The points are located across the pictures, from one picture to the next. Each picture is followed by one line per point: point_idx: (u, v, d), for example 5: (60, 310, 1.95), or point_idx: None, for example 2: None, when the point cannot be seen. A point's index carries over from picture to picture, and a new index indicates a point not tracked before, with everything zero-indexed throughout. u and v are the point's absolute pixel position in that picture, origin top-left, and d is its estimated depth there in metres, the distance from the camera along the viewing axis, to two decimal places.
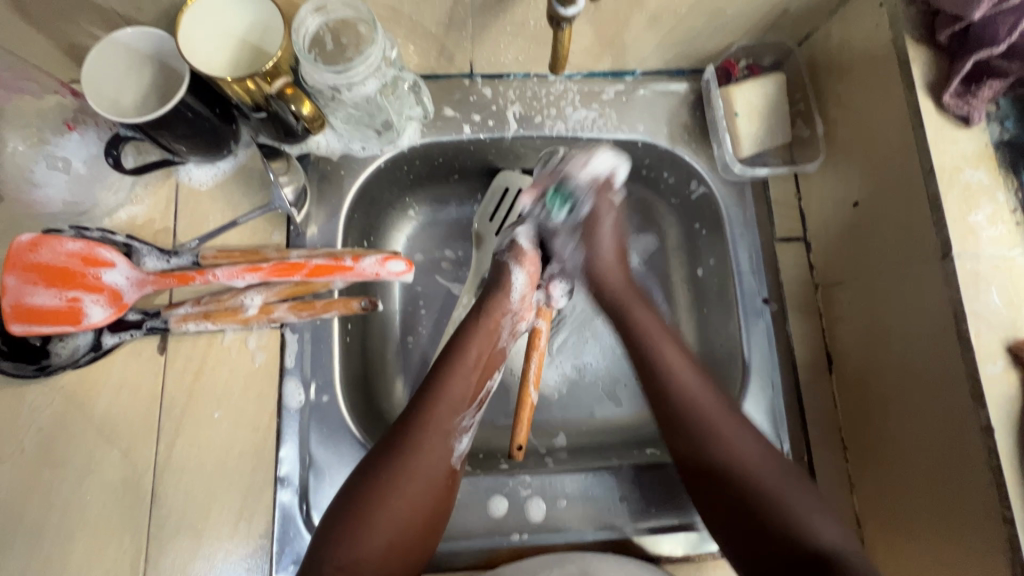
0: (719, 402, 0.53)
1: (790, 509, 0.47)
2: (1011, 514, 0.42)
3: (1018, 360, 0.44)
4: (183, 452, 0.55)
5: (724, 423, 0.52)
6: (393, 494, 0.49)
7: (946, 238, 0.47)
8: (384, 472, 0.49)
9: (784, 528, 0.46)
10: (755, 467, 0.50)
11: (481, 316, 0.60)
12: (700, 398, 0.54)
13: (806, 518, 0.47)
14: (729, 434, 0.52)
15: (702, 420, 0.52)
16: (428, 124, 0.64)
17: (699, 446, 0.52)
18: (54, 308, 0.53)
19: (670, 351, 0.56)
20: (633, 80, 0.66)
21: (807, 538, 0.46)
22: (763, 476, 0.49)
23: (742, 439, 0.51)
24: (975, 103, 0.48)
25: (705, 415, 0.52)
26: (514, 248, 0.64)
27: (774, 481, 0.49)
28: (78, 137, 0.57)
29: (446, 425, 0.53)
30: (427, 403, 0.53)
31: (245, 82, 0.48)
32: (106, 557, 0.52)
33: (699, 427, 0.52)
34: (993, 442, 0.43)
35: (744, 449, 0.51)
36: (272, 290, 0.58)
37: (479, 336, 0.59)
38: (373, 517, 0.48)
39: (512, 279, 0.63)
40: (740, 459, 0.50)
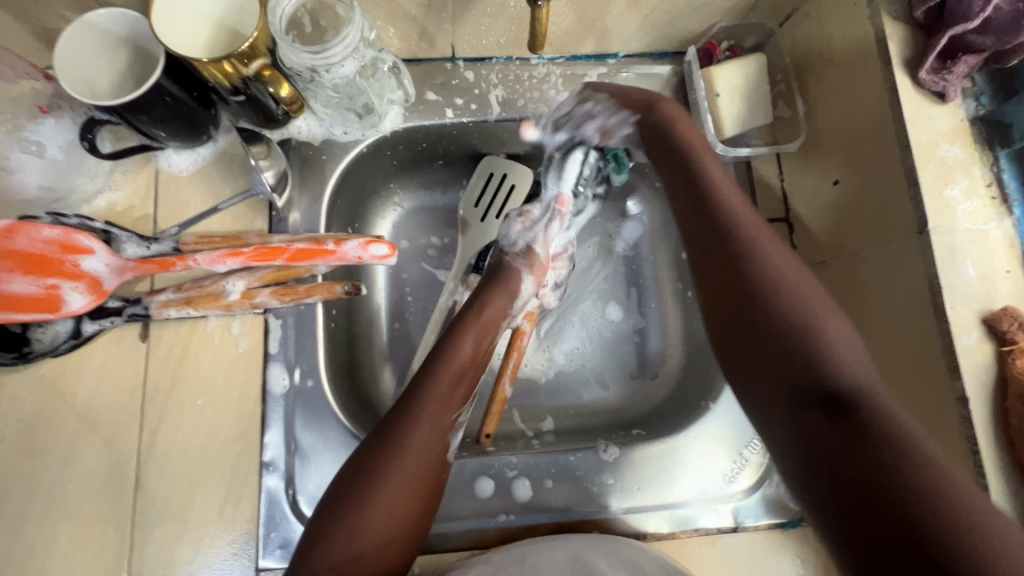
0: (773, 237, 0.49)
1: (822, 346, 0.42)
2: (986, 483, 0.43)
3: (993, 332, 0.44)
4: (168, 438, 0.55)
5: (767, 242, 0.48)
6: (392, 489, 0.48)
7: (923, 212, 0.47)
8: (375, 467, 0.49)
9: (802, 368, 0.42)
10: (801, 291, 0.45)
11: (479, 311, 0.60)
12: (743, 218, 0.49)
13: (837, 359, 0.42)
14: (772, 254, 0.47)
15: (748, 251, 0.48)
16: (410, 107, 0.64)
17: (731, 250, 0.48)
18: (32, 295, 0.52)
19: (726, 180, 0.52)
20: (616, 62, 0.67)
21: (830, 372, 0.41)
22: (806, 321, 0.44)
23: (784, 262, 0.47)
24: (951, 79, 0.48)
25: (747, 236, 0.49)
26: (528, 254, 0.64)
27: (809, 299, 0.45)
28: (53, 122, 0.56)
29: (443, 417, 0.53)
30: (420, 397, 0.53)
31: (221, 64, 0.47)
32: (90, 544, 0.52)
33: (741, 245, 0.48)
34: (967, 412, 0.44)
35: (779, 268, 0.47)
36: (253, 275, 0.57)
37: (477, 331, 0.59)
38: (371, 513, 0.47)
39: (521, 285, 0.63)
40: (773, 280, 0.46)
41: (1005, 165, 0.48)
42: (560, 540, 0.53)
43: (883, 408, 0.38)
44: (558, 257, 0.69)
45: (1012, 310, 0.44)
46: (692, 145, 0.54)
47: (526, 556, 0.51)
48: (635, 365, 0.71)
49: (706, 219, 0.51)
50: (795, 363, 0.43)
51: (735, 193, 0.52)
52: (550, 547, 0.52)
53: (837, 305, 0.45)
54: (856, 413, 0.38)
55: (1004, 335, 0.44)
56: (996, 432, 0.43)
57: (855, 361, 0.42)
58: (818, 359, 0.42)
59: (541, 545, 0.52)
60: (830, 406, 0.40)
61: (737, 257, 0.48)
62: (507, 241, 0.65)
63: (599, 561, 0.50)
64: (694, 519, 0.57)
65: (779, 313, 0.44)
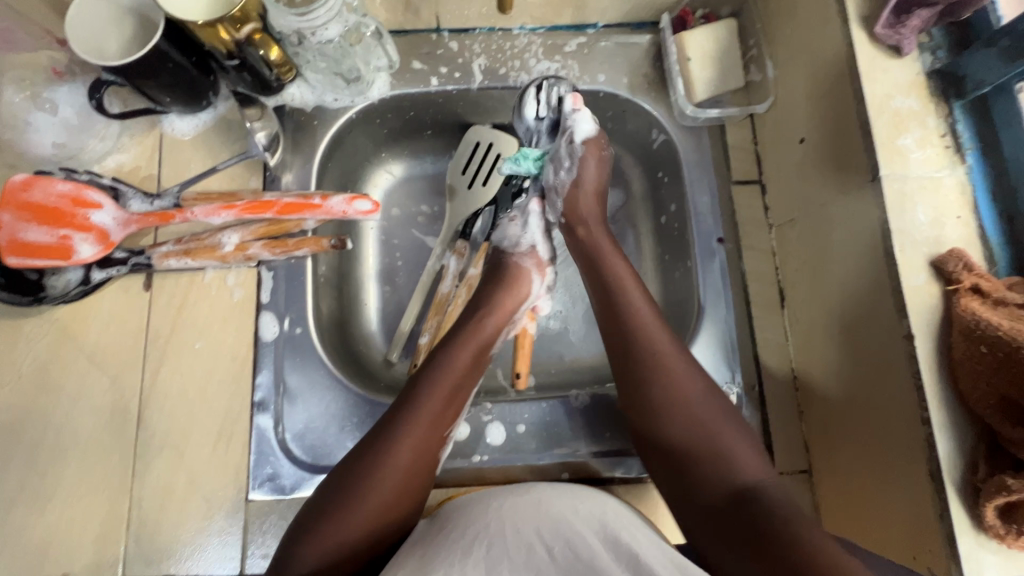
0: (677, 349, 0.54)
1: (723, 443, 0.50)
2: (928, 415, 0.44)
3: (940, 273, 0.46)
4: (168, 379, 0.59)
5: (675, 365, 0.53)
6: (383, 489, 0.49)
7: (876, 160, 0.49)
8: (370, 469, 0.49)
9: (719, 476, 0.49)
10: (699, 413, 0.52)
11: (481, 315, 0.60)
12: (665, 354, 0.54)
13: (734, 453, 0.50)
14: (677, 371, 0.53)
15: (654, 362, 0.54)
16: (396, 75, 0.67)
17: (641, 372, 0.54)
18: (46, 243, 0.57)
19: (647, 317, 0.56)
20: (595, 32, 0.69)
21: (734, 471, 0.49)
22: (716, 436, 0.50)
23: (688, 378, 0.53)
24: (905, 32, 0.50)
25: (651, 347, 0.54)
26: (534, 255, 0.65)
27: (708, 417, 0.51)
28: (67, 88, 0.61)
29: (439, 426, 0.53)
30: (420, 401, 0.53)
31: (215, 29, 0.52)
32: (96, 473, 0.56)
33: (647, 368, 0.54)
34: (913, 347, 0.45)
35: (686, 389, 0.52)
36: (247, 229, 0.61)
37: (477, 339, 0.58)
38: (356, 510, 0.48)
39: (531, 285, 0.64)
40: (677, 391, 0.52)
41: (959, 116, 0.50)
42: (527, 489, 0.54)
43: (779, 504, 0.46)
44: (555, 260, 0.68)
45: (959, 251, 0.46)
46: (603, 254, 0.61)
47: (494, 501, 0.52)
48: None
49: (639, 364, 0.54)
50: (709, 480, 0.49)
51: (626, 269, 0.59)
52: (515, 497, 0.52)
53: (734, 417, 0.52)
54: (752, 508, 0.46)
55: (950, 275, 0.46)
56: (941, 367, 0.45)
57: (752, 461, 0.49)
58: (721, 468, 0.49)
59: (505, 494, 0.53)
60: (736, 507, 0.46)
61: (654, 380, 0.53)
62: (508, 242, 0.65)
63: (563, 510, 0.51)
64: None
65: (682, 420, 0.51)
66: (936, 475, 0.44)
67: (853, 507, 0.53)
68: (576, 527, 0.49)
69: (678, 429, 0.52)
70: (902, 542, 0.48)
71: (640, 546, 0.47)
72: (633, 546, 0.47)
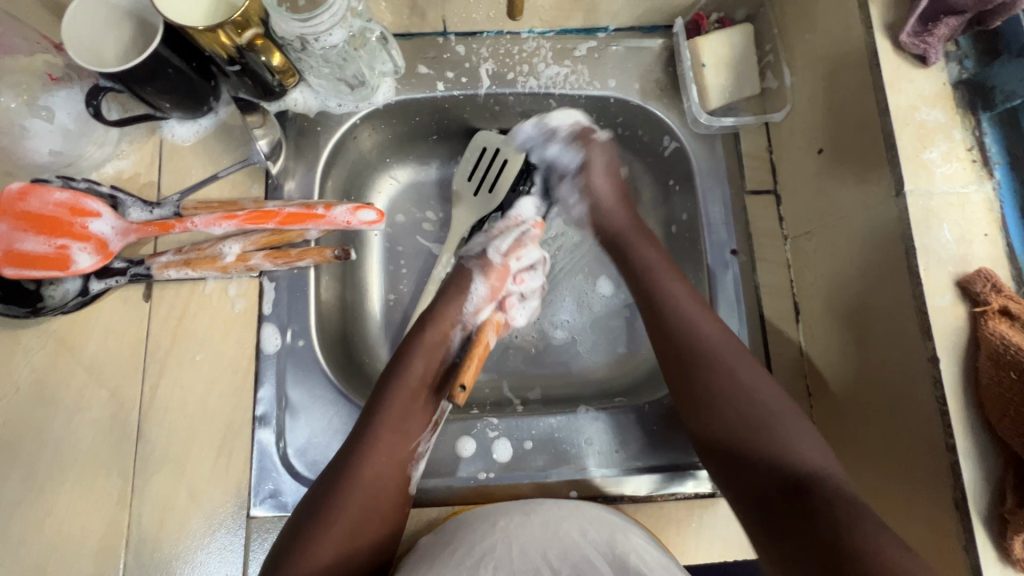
0: (728, 339, 0.55)
1: (778, 430, 0.50)
2: (954, 442, 0.43)
3: (966, 293, 0.44)
4: (167, 392, 0.58)
5: (728, 354, 0.54)
6: (343, 517, 0.50)
7: (899, 175, 0.47)
8: (327, 499, 0.51)
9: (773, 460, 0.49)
10: (756, 400, 0.52)
11: (429, 329, 0.61)
12: (723, 352, 0.54)
13: (792, 440, 0.49)
14: (730, 360, 0.54)
15: (701, 350, 0.55)
16: (401, 80, 0.66)
17: (696, 367, 0.54)
18: (43, 254, 0.55)
19: (700, 317, 0.56)
20: (606, 36, 0.67)
21: (791, 456, 0.48)
22: (771, 421, 0.51)
23: (741, 367, 0.53)
24: (932, 41, 0.48)
25: (700, 339, 0.55)
26: (482, 258, 0.66)
27: (766, 406, 0.51)
28: (65, 93, 0.59)
29: (401, 442, 0.55)
30: (373, 426, 0.54)
31: (217, 35, 0.50)
32: (95, 488, 0.55)
33: (702, 366, 0.54)
34: (937, 371, 0.44)
35: (738, 375, 0.53)
36: (249, 239, 0.60)
37: (427, 350, 0.60)
38: (319, 541, 0.49)
39: (471, 287, 0.64)
40: (730, 378, 0.53)
41: (986, 129, 0.48)
42: (531, 505, 0.53)
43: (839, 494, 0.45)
44: (527, 270, 0.68)
45: (986, 271, 0.44)
46: (648, 265, 0.61)
47: (497, 517, 0.51)
48: (621, 340, 0.71)
49: (690, 360, 0.55)
50: (764, 468, 0.49)
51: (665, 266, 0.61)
52: (521, 516, 0.51)
53: (792, 405, 0.52)
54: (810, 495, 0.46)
55: (977, 297, 0.44)
56: (966, 392, 0.43)
57: (813, 449, 0.49)
58: (778, 455, 0.49)
59: (513, 512, 0.52)
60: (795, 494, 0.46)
61: (705, 368, 0.54)
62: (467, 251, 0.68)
63: (570, 530, 0.50)
64: (673, 484, 0.58)
65: (738, 406, 0.52)
66: (960, 505, 0.42)
67: None
68: (582, 548, 0.49)
69: (729, 417, 0.52)
70: None
71: (648, 568, 0.47)
72: (639, 563, 0.47)
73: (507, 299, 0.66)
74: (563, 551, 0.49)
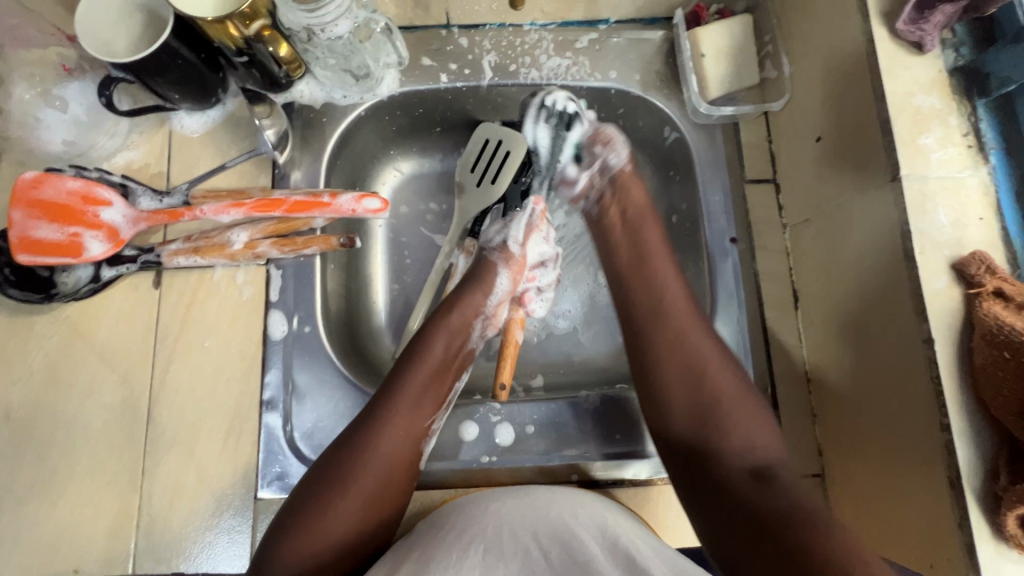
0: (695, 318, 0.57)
1: (734, 417, 0.52)
2: (948, 421, 0.43)
3: (962, 276, 0.45)
4: (177, 376, 0.59)
5: (693, 330, 0.56)
6: (360, 490, 0.50)
7: (895, 160, 0.48)
8: (346, 473, 0.51)
9: (742, 449, 0.50)
10: (724, 388, 0.53)
11: (451, 313, 0.61)
12: (691, 333, 0.56)
13: (745, 427, 0.51)
14: (694, 337, 0.56)
15: (679, 331, 0.57)
16: (405, 71, 0.67)
17: (661, 339, 0.57)
18: (56, 241, 0.57)
19: (697, 335, 0.56)
20: (607, 28, 0.68)
21: (744, 445, 0.50)
22: (731, 405, 0.52)
23: (705, 347, 0.56)
24: (927, 28, 0.49)
25: (676, 317, 0.57)
26: (504, 249, 0.66)
27: (731, 391, 0.53)
28: (78, 85, 0.61)
29: (417, 417, 0.55)
30: (392, 405, 0.54)
31: (225, 26, 0.52)
32: (107, 469, 0.57)
33: (677, 349, 0.56)
34: (932, 352, 0.45)
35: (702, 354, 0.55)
36: (256, 227, 0.61)
37: (449, 333, 0.60)
38: (336, 516, 0.49)
39: (495, 281, 0.64)
40: (695, 358, 0.55)
41: (982, 115, 0.49)
42: (527, 489, 0.54)
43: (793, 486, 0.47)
44: (538, 266, 0.70)
45: (981, 254, 0.45)
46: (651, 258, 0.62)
47: (492, 501, 0.52)
48: None
49: (661, 358, 0.56)
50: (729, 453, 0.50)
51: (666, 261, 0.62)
52: (516, 499, 0.52)
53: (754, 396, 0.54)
54: (772, 482, 0.47)
55: (972, 279, 0.45)
56: (961, 372, 0.44)
57: (766, 438, 0.51)
58: (739, 441, 0.51)
59: (507, 496, 0.53)
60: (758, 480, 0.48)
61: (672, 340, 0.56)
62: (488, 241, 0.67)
63: (561, 514, 0.51)
64: None
65: (705, 386, 0.54)
66: (954, 481, 0.43)
67: (867, 513, 0.53)
68: (574, 530, 0.49)
69: (693, 394, 0.54)
70: (917, 550, 0.47)
71: (638, 548, 0.47)
72: (631, 547, 0.48)
73: (524, 293, 0.68)
74: (556, 535, 0.49)
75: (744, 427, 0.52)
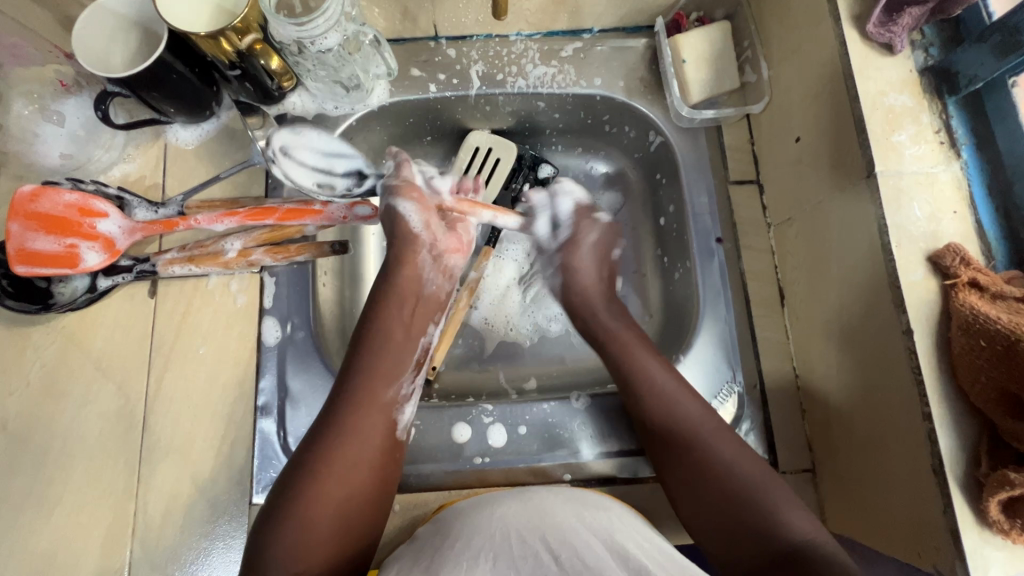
0: (688, 396, 0.57)
1: (761, 501, 0.50)
2: (929, 410, 0.44)
3: (937, 267, 0.46)
4: (172, 384, 0.60)
5: (693, 417, 0.56)
6: (325, 492, 0.50)
7: (869, 157, 0.49)
8: (308, 475, 0.51)
9: (764, 534, 0.49)
10: (731, 469, 0.53)
11: (394, 299, 0.62)
12: (694, 418, 0.56)
13: (777, 511, 0.50)
14: (684, 415, 0.56)
15: (675, 422, 0.56)
16: (395, 82, 0.68)
17: (662, 431, 0.56)
18: (53, 252, 0.57)
19: (693, 416, 0.56)
20: (592, 37, 0.70)
21: (780, 530, 0.49)
22: (748, 488, 0.51)
23: (706, 428, 0.55)
24: (896, 30, 0.50)
25: (666, 404, 0.57)
26: (403, 183, 0.65)
27: (749, 474, 0.52)
28: (75, 101, 0.63)
29: (373, 407, 0.55)
30: (343, 400, 0.55)
31: (218, 40, 0.53)
32: (103, 478, 0.57)
33: (674, 436, 0.55)
34: (911, 342, 0.45)
35: (700, 433, 0.55)
36: (249, 236, 0.63)
37: (388, 318, 0.60)
38: (302, 520, 0.49)
39: (399, 211, 0.63)
40: (698, 441, 0.54)
41: (953, 112, 0.50)
42: (530, 494, 0.55)
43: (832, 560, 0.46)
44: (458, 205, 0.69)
45: (955, 245, 0.46)
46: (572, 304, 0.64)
47: (493, 508, 0.53)
48: None
49: (665, 445, 0.56)
50: (758, 544, 0.49)
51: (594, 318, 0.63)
52: (519, 504, 0.53)
53: (767, 469, 0.53)
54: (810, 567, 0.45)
55: (947, 270, 0.46)
56: (940, 362, 0.45)
57: (801, 520, 0.49)
58: (768, 525, 0.49)
59: (511, 501, 0.53)
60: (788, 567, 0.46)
61: (669, 428, 0.56)
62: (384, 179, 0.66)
63: (567, 518, 0.51)
64: None
65: (702, 464, 0.53)
66: (938, 470, 0.43)
67: (859, 508, 0.53)
68: (582, 536, 0.49)
69: (705, 481, 0.53)
70: (905, 540, 0.48)
71: (646, 555, 0.47)
72: (640, 556, 0.47)
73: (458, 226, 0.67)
74: (560, 537, 0.49)
75: (787, 516, 0.49)
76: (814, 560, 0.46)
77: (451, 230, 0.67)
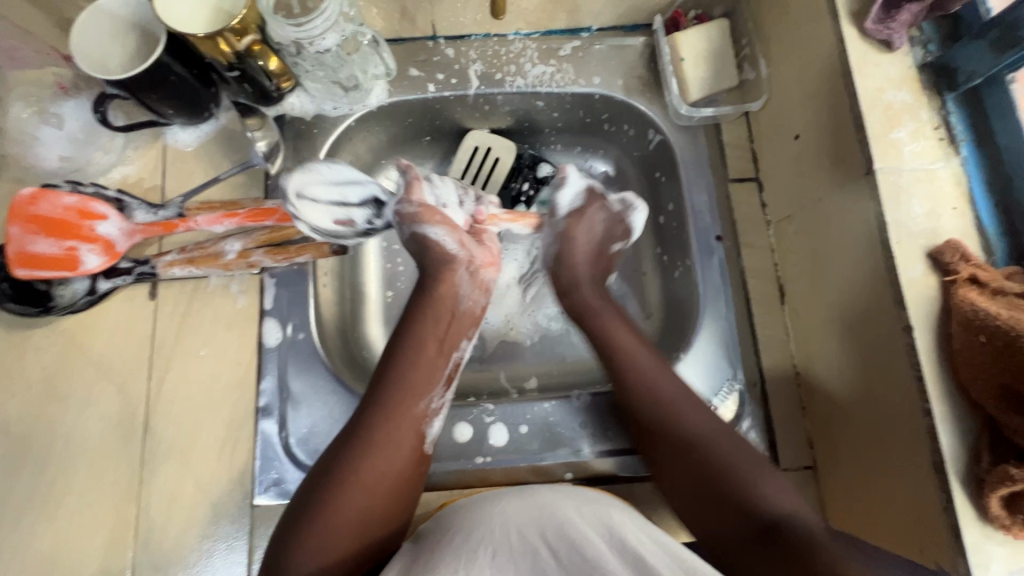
0: (666, 372, 0.56)
1: (740, 474, 0.49)
2: (930, 406, 0.44)
3: (937, 264, 0.46)
4: (173, 386, 0.60)
5: (670, 392, 0.55)
6: (351, 498, 0.49)
7: (869, 154, 0.49)
8: (339, 481, 0.50)
9: (743, 507, 0.47)
10: (711, 442, 0.51)
11: (430, 306, 0.60)
12: (670, 393, 0.55)
13: (757, 485, 0.48)
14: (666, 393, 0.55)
15: (651, 396, 0.55)
16: (393, 82, 0.68)
17: (640, 407, 0.55)
18: (53, 255, 0.57)
19: (670, 389, 0.55)
20: (590, 36, 0.70)
21: (758, 503, 0.47)
22: (728, 462, 0.50)
23: (686, 405, 0.54)
24: (895, 27, 0.50)
25: (642, 380, 0.56)
26: (421, 205, 0.63)
27: (727, 448, 0.51)
28: (73, 103, 0.62)
29: (407, 410, 0.54)
30: (375, 407, 0.54)
31: (218, 42, 0.53)
32: (104, 480, 0.57)
33: (653, 412, 0.54)
34: (912, 338, 0.45)
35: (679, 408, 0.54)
36: (250, 237, 0.62)
37: (426, 321, 0.59)
38: (327, 523, 0.48)
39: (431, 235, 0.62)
40: (675, 414, 0.53)
41: (952, 108, 0.50)
42: (529, 491, 0.54)
43: (809, 534, 0.44)
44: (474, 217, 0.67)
45: (955, 242, 0.46)
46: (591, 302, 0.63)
47: (492, 503, 0.52)
48: None
49: (645, 419, 0.55)
50: (736, 519, 0.47)
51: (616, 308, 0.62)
52: (517, 498, 0.52)
53: (744, 443, 0.52)
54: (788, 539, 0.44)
55: (947, 266, 0.46)
56: (941, 358, 0.45)
57: (779, 495, 0.47)
58: (745, 499, 0.48)
59: (509, 496, 0.53)
60: (767, 540, 0.45)
61: (648, 404, 0.55)
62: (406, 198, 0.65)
63: (567, 510, 0.50)
64: None
65: (684, 438, 0.52)
66: (940, 466, 0.43)
67: (860, 505, 0.53)
68: (579, 526, 0.49)
69: (687, 456, 0.51)
70: (907, 536, 0.48)
71: (645, 547, 0.47)
72: (638, 545, 0.47)
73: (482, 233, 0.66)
74: (560, 531, 0.48)
75: (765, 490, 0.48)
76: (790, 533, 0.44)
77: (481, 243, 0.65)
